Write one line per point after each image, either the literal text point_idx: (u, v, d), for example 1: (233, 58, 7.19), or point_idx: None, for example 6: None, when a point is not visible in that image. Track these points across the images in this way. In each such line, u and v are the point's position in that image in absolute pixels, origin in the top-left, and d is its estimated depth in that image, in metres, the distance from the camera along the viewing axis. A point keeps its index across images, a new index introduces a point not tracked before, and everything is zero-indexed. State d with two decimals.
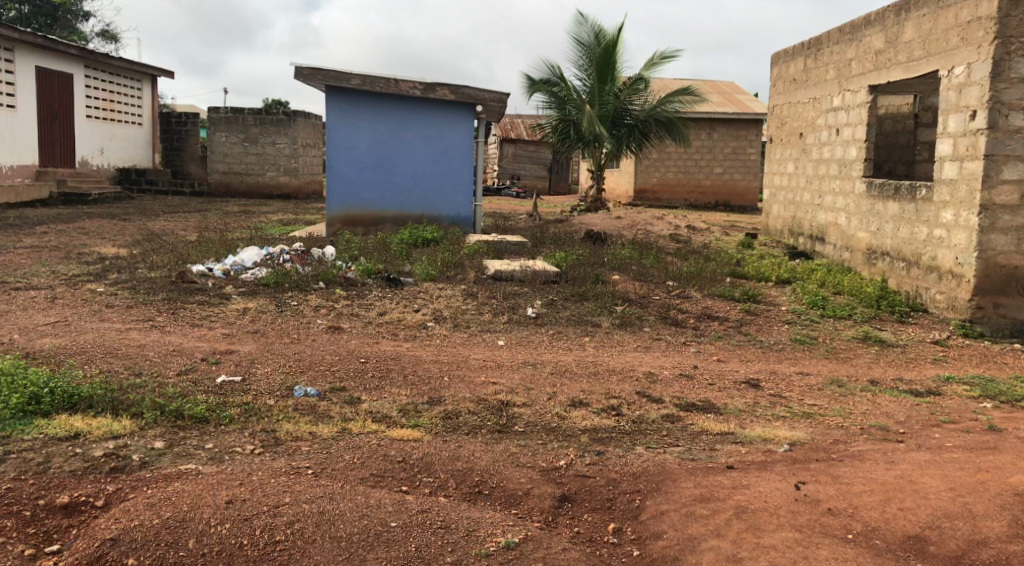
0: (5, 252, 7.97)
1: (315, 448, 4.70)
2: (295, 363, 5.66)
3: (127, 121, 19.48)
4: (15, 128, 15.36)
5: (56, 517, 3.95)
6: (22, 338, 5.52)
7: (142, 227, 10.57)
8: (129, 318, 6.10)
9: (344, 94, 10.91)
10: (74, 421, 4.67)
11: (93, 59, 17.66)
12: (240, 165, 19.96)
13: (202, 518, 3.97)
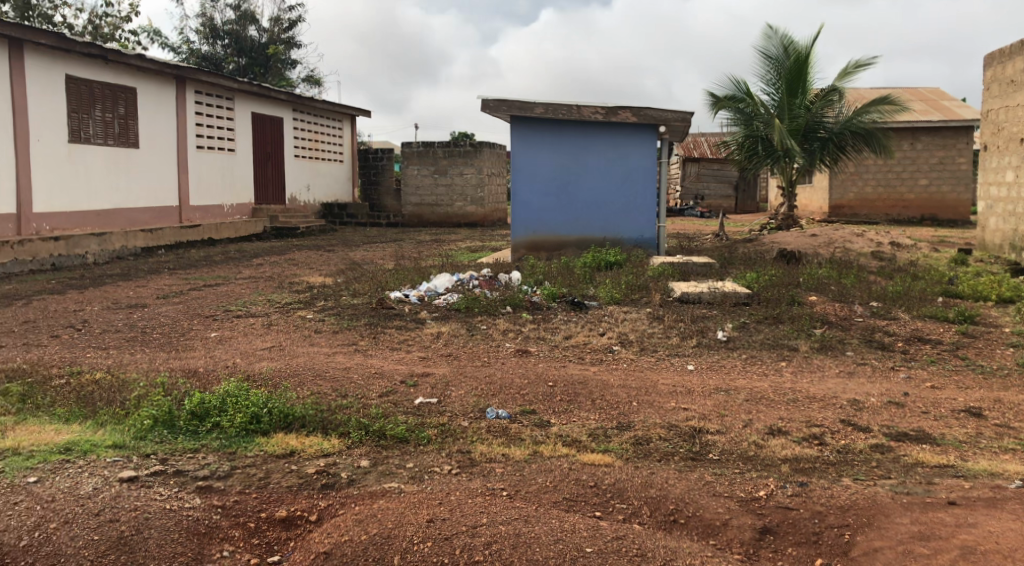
0: (230, 283, 8.79)
1: (509, 470, 4.78)
2: (486, 387, 5.77)
3: (330, 159, 21.00)
4: (234, 169, 16.92)
5: (276, 530, 4.27)
6: (245, 361, 6.01)
7: (345, 257, 11.28)
8: (335, 343, 6.50)
9: (529, 121, 11.22)
10: (290, 439, 5.00)
11: (300, 103, 19.14)
12: (431, 195, 20.94)
13: (405, 535, 4.15)
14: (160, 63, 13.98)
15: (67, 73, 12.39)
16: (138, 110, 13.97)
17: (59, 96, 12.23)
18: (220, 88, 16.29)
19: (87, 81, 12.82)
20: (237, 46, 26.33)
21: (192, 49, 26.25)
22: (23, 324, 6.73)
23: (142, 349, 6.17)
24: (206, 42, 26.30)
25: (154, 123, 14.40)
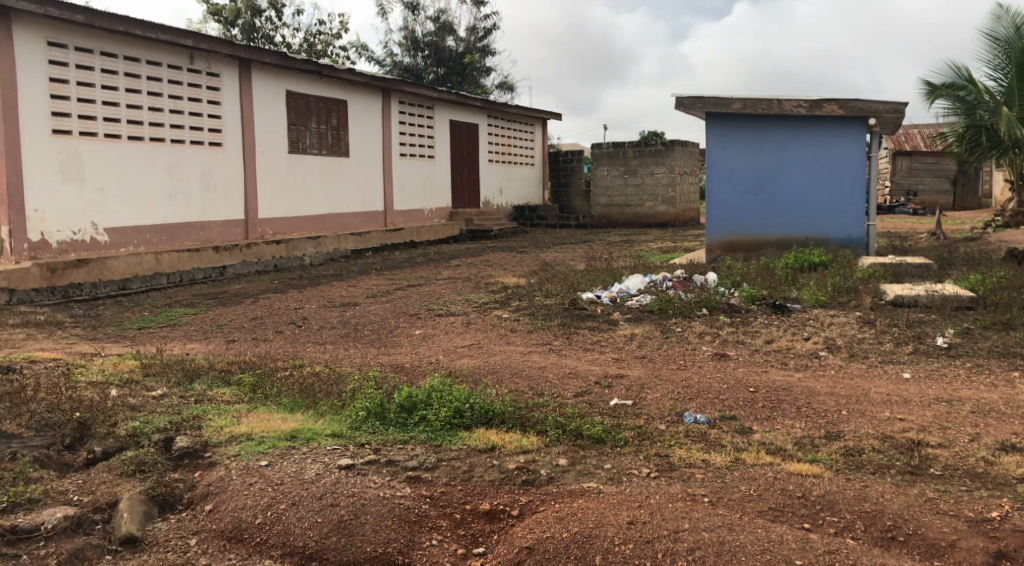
0: (431, 283, 9.22)
1: (710, 476, 4.68)
2: (683, 391, 5.69)
3: (522, 163, 21.61)
4: (433, 175, 17.76)
5: (480, 522, 4.43)
6: (446, 358, 6.26)
7: (538, 259, 11.53)
8: (531, 342, 6.65)
9: (727, 118, 11.08)
10: (491, 435, 5.16)
11: (494, 109, 19.79)
12: (621, 196, 20.94)
13: (606, 536, 4.15)
14: (367, 76, 14.86)
15: (287, 89, 13.41)
16: (348, 121, 14.94)
17: (281, 112, 13.26)
18: (422, 97, 17.15)
19: (304, 96, 13.82)
20: (436, 56, 27.64)
21: (395, 62, 27.93)
22: (252, 320, 7.34)
23: (354, 345, 6.58)
24: (408, 55, 27.84)
25: (363, 132, 15.36)
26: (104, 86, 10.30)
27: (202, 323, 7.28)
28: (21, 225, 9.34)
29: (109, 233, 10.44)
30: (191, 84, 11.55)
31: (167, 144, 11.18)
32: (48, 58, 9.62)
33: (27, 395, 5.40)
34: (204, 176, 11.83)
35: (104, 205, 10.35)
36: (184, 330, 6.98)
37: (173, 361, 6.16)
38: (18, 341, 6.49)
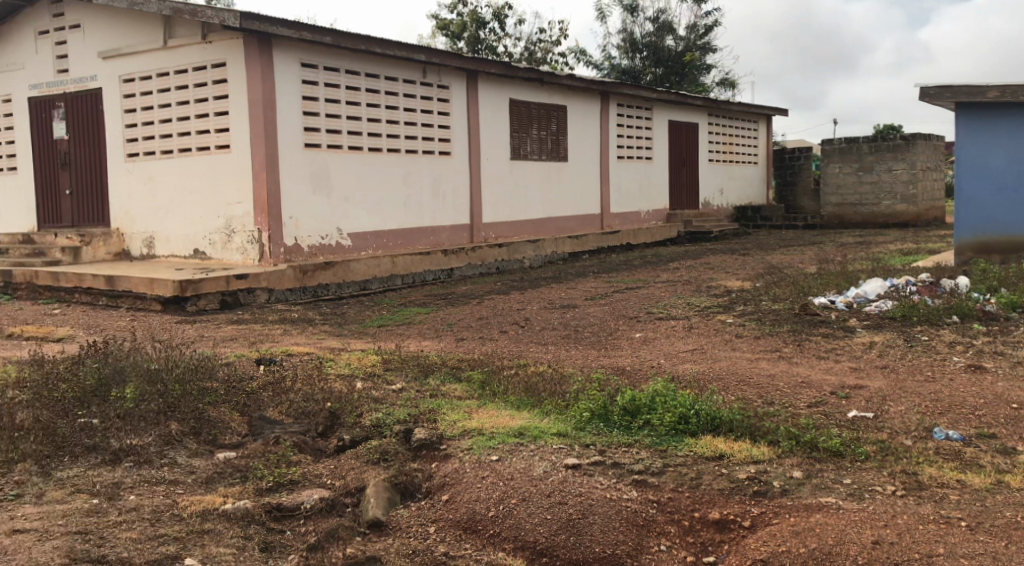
0: (650, 286, 9.22)
1: (966, 499, 4.30)
2: (932, 405, 5.28)
3: (744, 162, 21.32)
4: (650, 176, 17.88)
5: (710, 531, 4.33)
6: (668, 363, 6.22)
7: (761, 262, 11.20)
8: (759, 348, 6.46)
9: (981, 110, 10.44)
10: (718, 443, 5.04)
11: (715, 107, 19.58)
12: (854, 194, 19.89)
13: (849, 555, 3.92)
14: (587, 80, 15.18)
15: (510, 97, 13.91)
16: (567, 126, 15.35)
17: (505, 119, 13.79)
18: (640, 99, 17.26)
19: (526, 103, 14.28)
20: (655, 56, 27.64)
21: (614, 64, 28.26)
22: (478, 320, 7.67)
23: (577, 347, 6.69)
24: (625, 56, 28.07)
25: (581, 137, 15.69)
26: (348, 102, 10.99)
27: (433, 323, 7.69)
28: (278, 230, 10.02)
29: (352, 237, 11.08)
30: (424, 96, 12.14)
31: (402, 154, 11.79)
32: (301, 78, 10.36)
33: (286, 384, 5.95)
34: (434, 183, 12.42)
35: (348, 212, 11.01)
36: (418, 328, 7.41)
37: (410, 357, 6.57)
38: (277, 335, 7.16)
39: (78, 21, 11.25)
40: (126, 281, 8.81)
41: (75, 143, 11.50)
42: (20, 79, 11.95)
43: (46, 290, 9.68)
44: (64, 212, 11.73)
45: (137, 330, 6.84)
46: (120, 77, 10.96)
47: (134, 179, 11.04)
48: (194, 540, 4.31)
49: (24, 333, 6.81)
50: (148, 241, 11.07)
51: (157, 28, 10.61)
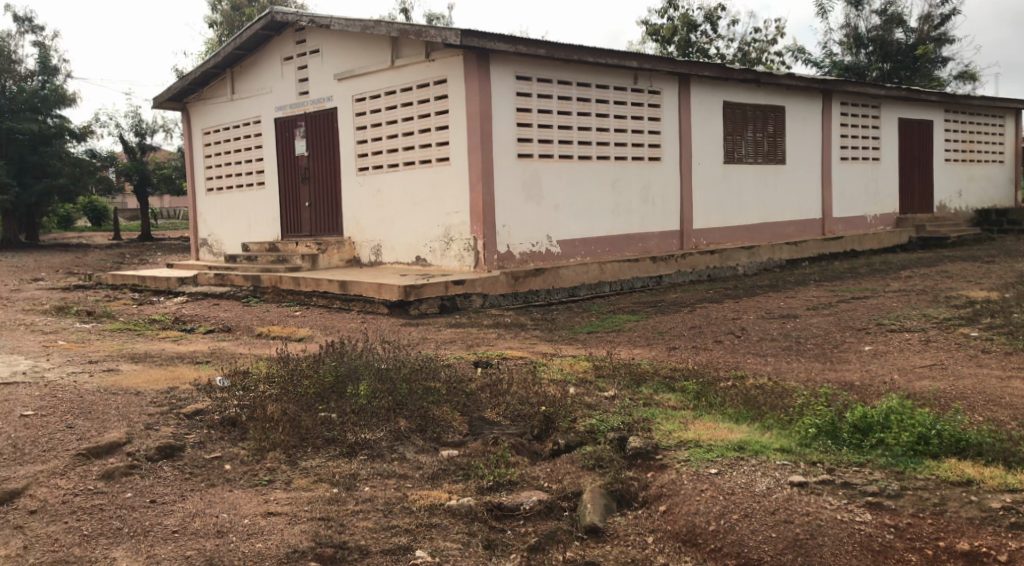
0: (879, 296, 8.70)
1: None
2: None
3: (986, 161, 19.75)
4: (878, 178, 16.95)
5: (959, 563, 3.97)
6: (904, 378, 5.84)
7: (1007, 270, 10.24)
8: (1009, 365, 5.92)
9: None
10: (965, 468, 4.63)
11: (953, 102, 18.24)
12: None
13: None
14: (808, 79, 14.58)
15: (724, 99, 13.62)
16: (786, 127, 14.81)
17: (719, 122, 13.53)
18: (866, 96, 16.38)
19: (741, 105, 13.93)
20: (882, 51, 26.14)
21: (835, 61, 26.98)
22: (691, 329, 7.60)
23: (797, 359, 6.46)
24: (849, 53, 26.78)
25: (801, 138, 15.12)
26: (560, 112, 11.19)
27: (645, 330, 7.70)
28: (492, 238, 10.34)
29: (561, 245, 11.23)
30: (635, 103, 12.13)
31: (612, 162, 11.84)
32: (516, 91, 10.66)
33: (503, 386, 6.15)
34: (644, 189, 12.35)
35: (558, 220, 11.18)
36: (630, 336, 7.45)
37: (621, 365, 6.60)
38: (492, 339, 7.44)
39: (317, 46, 12.21)
40: (358, 285, 9.37)
41: (315, 159, 12.49)
42: (267, 102, 13.14)
43: (289, 294, 10.28)
44: (304, 222, 12.75)
45: (369, 331, 7.38)
46: (353, 96, 11.78)
47: (364, 190, 11.78)
48: (423, 533, 4.52)
49: (271, 332, 7.51)
50: (376, 249, 11.75)
51: (385, 49, 11.31)
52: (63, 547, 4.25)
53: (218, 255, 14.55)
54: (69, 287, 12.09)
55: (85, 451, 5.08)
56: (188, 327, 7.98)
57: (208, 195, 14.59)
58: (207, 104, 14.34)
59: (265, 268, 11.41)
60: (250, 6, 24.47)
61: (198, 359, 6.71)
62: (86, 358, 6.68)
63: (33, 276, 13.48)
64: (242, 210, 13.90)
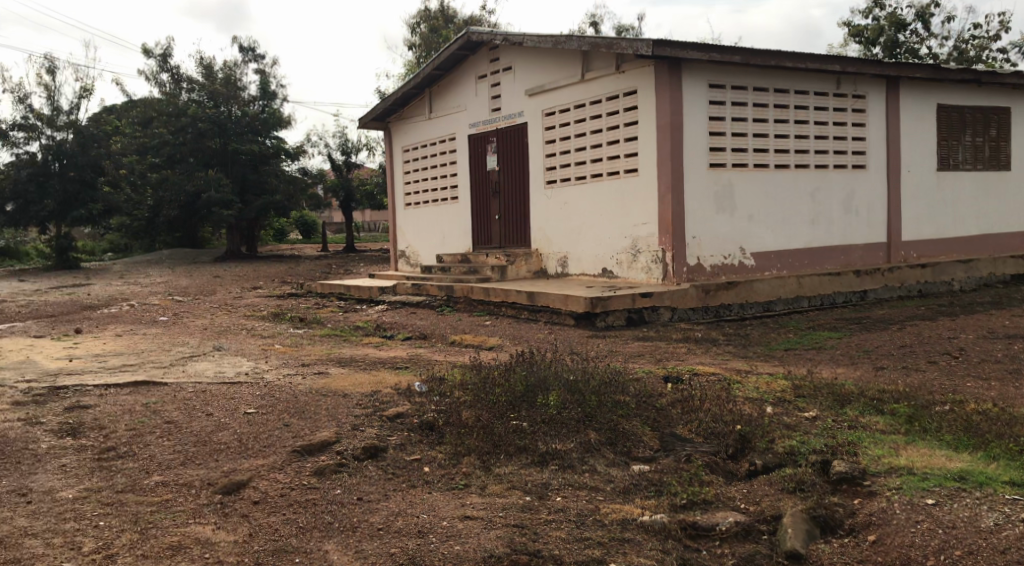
0: None
1: None
2: None
3: None
4: None
5: None
6: None
7: None
8: None
9: None
10: None
11: None
12: None
13: None
14: None
15: (938, 102, 12.72)
16: (1010, 129, 13.61)
17: (932, 126, 12.65)
18: None
19: (957, 107, 12.96)
20: None
21: None
22: (901, 348, 7.17)
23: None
24: None
25: None
26: (756, 120, 10.86)
27: (848, 349, 7.34)
28: (681, 250, 10.18)
29: (755, 257, 10.84)
30: (837, 108, 11.55)
31: (811, 170, 11.33)
32: (709, 99, 10.46)
33: (695, 403, 6.03)
34: (845, 199, 11.72)
35: (753, 231, 10.83)
36: (832, 354, 7.11)
37: (823, 385, 6.29)
38: (682, 354, 7.37)
39: (510, 63, 12.53)
40: (545, 296, 9.47)
41: (505, 173, 12.83)
42: (461, 118, 13.63)
43: (480, 305, 10.48)
44: (494, 234, 13.13)
45: (560, 342, 7.49)
46: (543, 110, 12.00)
47: (552, 203, 11.96)
48: (617, 547, 4.49)
49: (465, 341, 7.79)
50: (562, 261, 11.91)
51: (575, 63, 11.46)
52: (283, 537, 4.59)
53: (414, 267, 15.21)
54: (284, 295, 12.98)
55: (299, 449, 5.46)
56: (389, 334, 8.45)
57: (406, 210, 15.33)
58: (407, 123, 15.09)
59: (456, 279, 11.73)
60: (446, 28, 25.34)
61: (399, 364, 7.06)
62: (301, 361, 7.23)
63: (250, 284, 14.75)
64: (436, 223, 14.48)
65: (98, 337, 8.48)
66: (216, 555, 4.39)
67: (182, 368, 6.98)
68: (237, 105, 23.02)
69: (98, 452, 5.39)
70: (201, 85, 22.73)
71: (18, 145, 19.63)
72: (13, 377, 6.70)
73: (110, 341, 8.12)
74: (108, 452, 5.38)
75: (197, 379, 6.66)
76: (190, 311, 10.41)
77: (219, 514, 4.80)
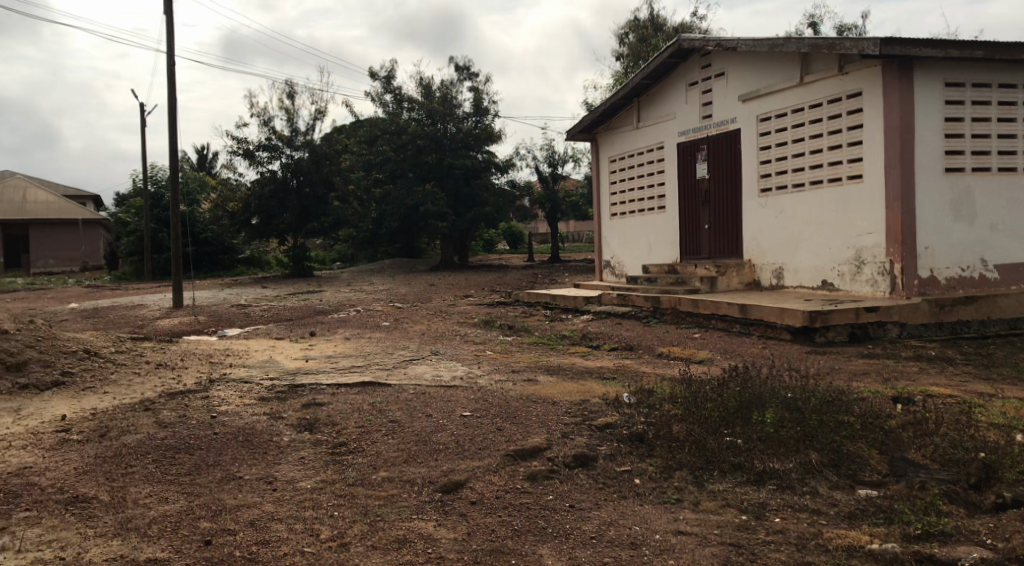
0: None
1: None
2: None
3: None
4: None
5: None
6: None
7: None
8: None
9: None
10: None
11: None
12: None
13: None
14: None
15: None
16: None
17: None
18: None
19: None
20: None
21: None
22: None
23: None
24: None
25: None
26: (1001, 119, 9.90)
27: None
28: (912, 261, 9.47)
29: (1000, 269, 9.82)
30: None
31: None
32: (945, 99, 9.67)
33: (930, 427, 5.63)
34: None
35: (997, 241, 9.83)
36: None
37: None
38: (913, 374, 6.95)
39: (722, 68, 12.08)
40: (758, 309, 9.11)
41: (717, 181, 12.32)
42: (670, 127, 13.20)
43: (688, 316, 10.21)
44: (703, 244, 12.62)
45: (774, 358, 7.35)
46: (757, 116, 11.52)
47: (767, 212, 11.43)
48: None
49: (672, 353, 7.96)
50: (778, 272, 11.32)
51: (792, 66, 10.96)
52: (499, 538, 4.72)
53: (620, 277, 14.80)
54: (493, 303, 13.35)
55: (512, 453, 5.60)
56: (594, 344, 8.66)
57: (611, 221, 14.98)
58: (614, 133, 14.77)
59: (663, 291, 11.45)
60: (655, 36, 24.84)
61: (606, 375, 7.19)
62: (511, 367, 7.49)
63: (462, 292, 15.41)
64: (642, 233, 14.06)
65: (330, 339, 9.24)
66: (438, 551, 4.58)
67: (404, 371, 7.44)
68: (453, 122, 23.66)
69: (331, 446, 5.82)
70: (420, 102, 23.48)
71: (263, 164, 21.67)
72: (259, 374, 7.48)
73: (339, 344, 8.82)
74: (339, 446, 5.81)
75: (417, 381, 7.09)
76: (410, 318, 11.05)
77: (440, 512, 5.00)
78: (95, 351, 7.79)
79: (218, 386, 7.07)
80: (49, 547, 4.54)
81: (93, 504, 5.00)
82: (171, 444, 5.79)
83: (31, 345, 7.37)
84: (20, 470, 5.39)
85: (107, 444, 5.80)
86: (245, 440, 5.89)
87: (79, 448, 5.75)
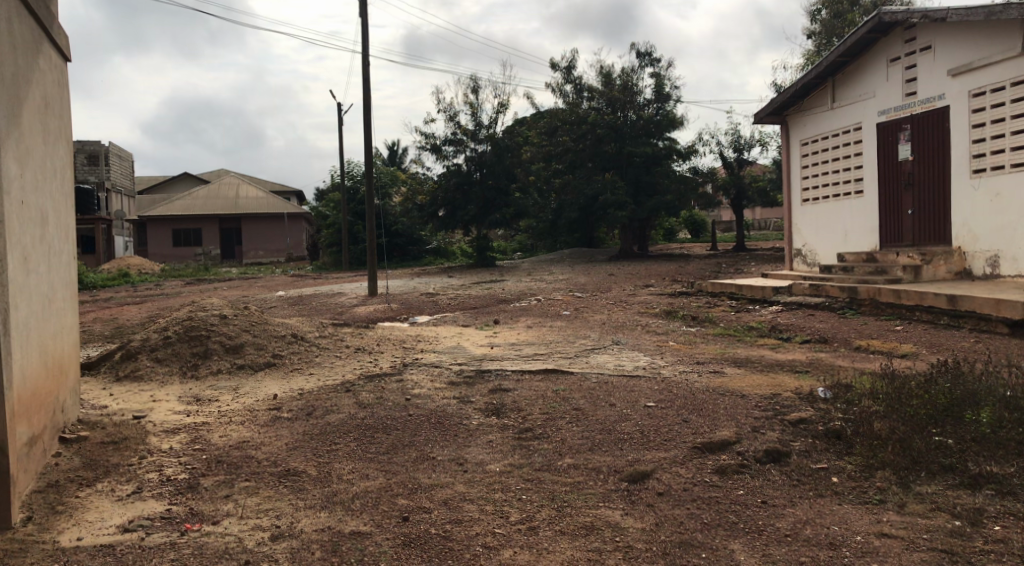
0: None
1: None
2: None
3: None
4: None
5: None
6: None
7: None
8: None
9: None
10: None
11: None
12: None
13: None
14: None
15: None
16: None
17: None
18: None
19: None
20: None
21: None
22: None
23: None
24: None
25: None
26: None
27: None
28: None
29: None
30: None
31: None
32: None
33: None
34: None
35: None
36: None
37: None
38: None
39: (928, 42, 11.23)
40: (970, 300, 8.40)
41: (922, 162, 11.40)
42: (870, 106, 12.40)
43: (889, 307, 9.56)
44: (906, 231, 11.73)
45: (991, 353, 6.85)
46: (968, 91, 10.62)
47: (979, 196, 10.50)
48: None
49: (871, 346, 7.55)
50: (993, 260, 10.34)
51: (1012, 36, 10.02)
52: (688, 530, 4.60)
53: (812, 266, 14.03)
54: (675, 293, 13.12)
55: (699, 446, 5.50)
56: (785, 336, 8.36)
57: (803, 206, 14.27)
58: (807, 115, 14.05)
59: (861, 281, 10.78)
60: (852, 11, 23.34)
61: (798, 368, 6.96)
62: (695, 359, 7.39)
63: (642, 282, 15.31)
64: (837, 220, 13.31)
65: (514, 327, 9.47)
66: (627, 540, 4.53)
67: (587, 360, 7.51)
68: (634, 109, 23.35)
69: (518, 432, 5.97)
70: (601, 92, 23.40)
71: (448, 157, 22.49)
72: (448, 359, 7.80)
73: (522, 332, 9.03)
74: (526, 432, 5.94)
75: (599, 370, 7.16)
76: (591, 307, 11.12)
77: (627, 501, 4.96)
78: (301, 336, 8.41)
79: (411, 369, 7.48)
80: (265, 515, 4.87)
81: (302, 477, 5.37)
82: (369, 424, 6.16)
83: (248, 330, 8.09)
84: (240, 444, 5.92)
85: (313, 422, 6.26)
86: (437, 423, 6.16)
87: (289, 425, 6.23)
